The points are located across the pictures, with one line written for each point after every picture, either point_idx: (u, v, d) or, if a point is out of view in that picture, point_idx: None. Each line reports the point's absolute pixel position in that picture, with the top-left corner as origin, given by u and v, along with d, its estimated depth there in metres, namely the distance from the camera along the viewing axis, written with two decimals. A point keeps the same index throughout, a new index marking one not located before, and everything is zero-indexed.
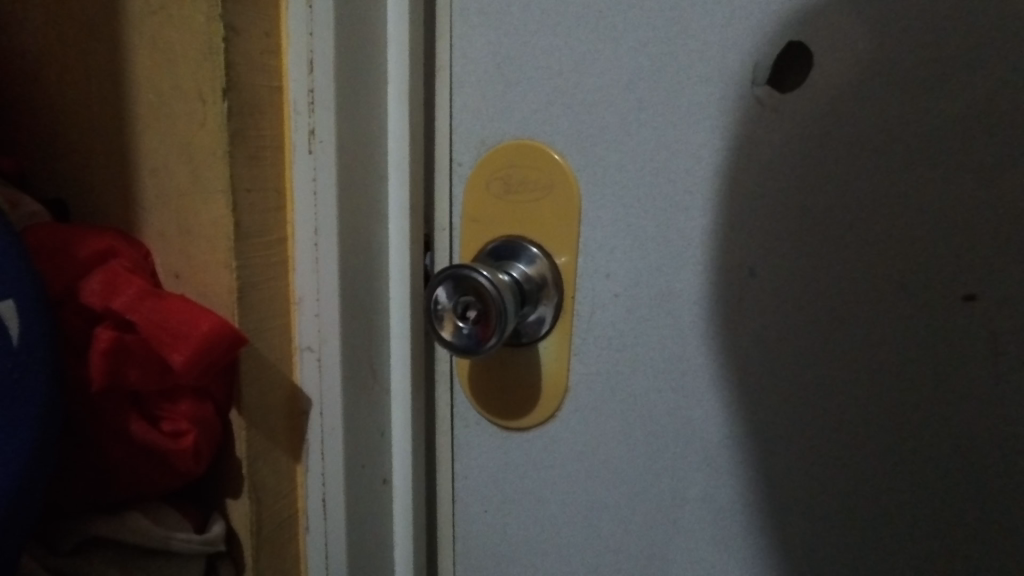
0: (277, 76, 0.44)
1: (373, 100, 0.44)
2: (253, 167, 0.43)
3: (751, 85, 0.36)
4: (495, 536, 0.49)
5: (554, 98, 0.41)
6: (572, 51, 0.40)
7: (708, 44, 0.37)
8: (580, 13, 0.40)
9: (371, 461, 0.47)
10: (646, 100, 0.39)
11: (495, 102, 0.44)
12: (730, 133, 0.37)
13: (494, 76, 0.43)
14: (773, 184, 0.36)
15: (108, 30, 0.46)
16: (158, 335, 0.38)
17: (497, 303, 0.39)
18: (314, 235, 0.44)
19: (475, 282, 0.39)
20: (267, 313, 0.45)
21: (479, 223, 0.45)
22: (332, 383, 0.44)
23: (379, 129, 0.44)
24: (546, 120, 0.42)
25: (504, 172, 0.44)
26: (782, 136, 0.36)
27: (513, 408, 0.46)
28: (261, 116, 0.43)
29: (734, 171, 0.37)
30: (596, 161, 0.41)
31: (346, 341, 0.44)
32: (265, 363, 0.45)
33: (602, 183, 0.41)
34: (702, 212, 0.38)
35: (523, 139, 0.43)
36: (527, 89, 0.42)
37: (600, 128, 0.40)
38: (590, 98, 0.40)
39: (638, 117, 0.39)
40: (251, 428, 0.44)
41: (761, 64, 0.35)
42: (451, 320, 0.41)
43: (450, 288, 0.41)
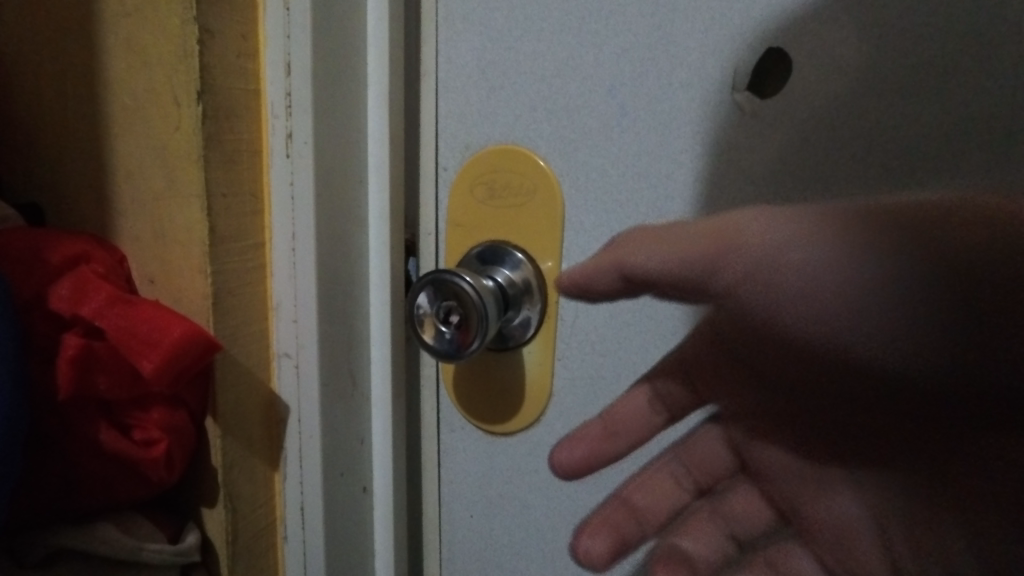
0: (255, 78, 0.43)
1: (352, 104, 0.43)
2: (228, 170, 0.42)
3: (732, 90, 0.36)
4: (480, 541, 0.49)
5: (537, 103, 0.41)
6: (552, 56, 0.40)
7: (689, 49, 0.36)
8: (560, 17, 0.39)
9: (351, 468, 0.46)
10: (626, 105, 0.38)
11: (478, 108, 0.43)
12: (711, 138, 0.36)
13: (478, 80, 0.43)
14: (753, 190, 0.36)
15: (84, 33, 0.45)
16: (128, 342, 0.37)
17: (479, 308, 0.39)
18: (291, 240, 0.43)
19: (457, 288, 0.39)
20: (244, 319, 0.44)
21: (464, 228, 0.45)
22: (310, 390, 0.44)
23: (359, 133, 0.44)
24: (529, 125, 0.41)
25: (487, 178, 0.43)
26: (765, 141, 0.35)
27: (498, 413, 0.45)
28: (237, 119, 0.42)
29: (715, 176, 0.37)
30: (577, 166, 0.40)
31: (325, 346, 0.44)
32: (240, 370, 0.44)
33: (585, 188, 0.41)
34: (683, 217, 0.38)
35: (507, 144, 0.42)
36: (508, 95, 0.42)
37: (581, 132, 0.40)
38: (571, 103, 0.40)
39: (620, 121, 0.39)
40: (226, 436, 0.43)
41: (742, 68, 0.35)
42: (433, 324, 0.41)
43: (432, 291, 0.40)
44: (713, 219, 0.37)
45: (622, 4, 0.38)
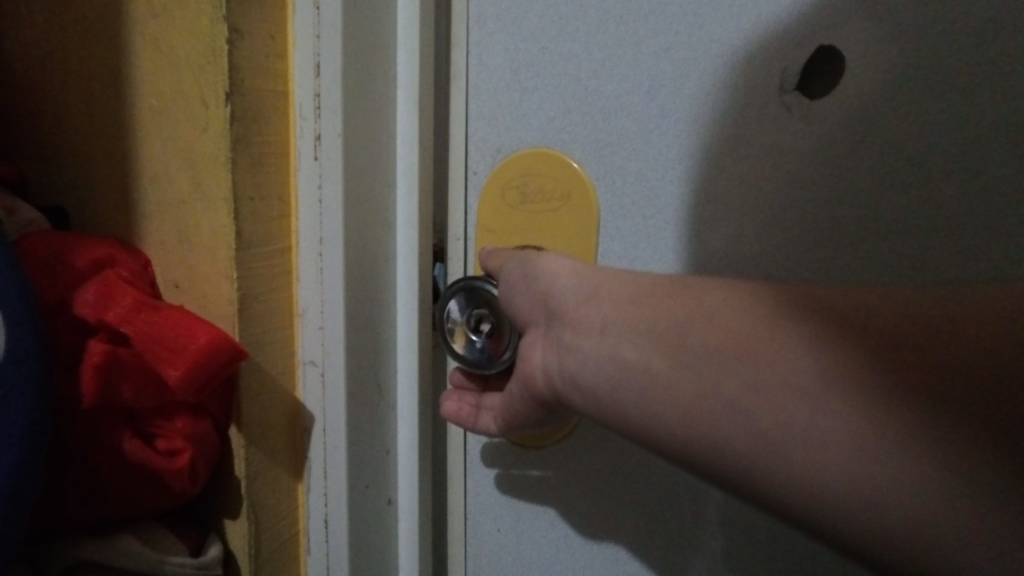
0: (282, 80, 0.42)
1: (381, 107, 0.43)
2: (255, 173, 0.41)
3: (779, 91, 0.34)
4: (508, 557, 0.47)
5: (573, 106, 0.40)
6: (587, 57, 0.39)
7: (735, 48, 0.35)
8: (598, 17, 0.38)
9: (375, 480, 0.46)
10: (667, 107, 0.37)
11: (510, 110, 0.42)
12: (757, 141, 0.35)
13: (510, 82, 0.42)
14: (801, 196, 0.34)
15: (112, 34, 0.45)
16: (153, 349, 0.35)
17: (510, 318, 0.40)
18: (318, 244, 0.42)
19: (489, 294, 0.40)
20: (269, 326, 0.43)
21: (494, 234, 0.43)
22: (336, 399, 0.43)
23: (387, 137, 0.44)
24: (563, 128, 0.40)
25: (518, 180, 0.42)
26: (814, 145, 0.34)
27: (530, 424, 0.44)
28: (265, 120, 0.41)
29: (760, 179, 0.35)
30: (614, 170, 0.39)
31: (350, 354, 0.43)
32: (266, 378, 0.43)
33: (622, 192, 0.39)
34: (724, 224, 0.36)
35: (541, 147, 0.41)
36: (542, 96, 0.41)
37: (620, 135, 0.38)
38: (610, 106, 0.38)
39: (661, 123, 0.37)
40: (250, 445, 0.42)
41: (793, 68, 0.34)
42: (463, 332, 0.41)
43: (462, 297, 0.41)
44: (756, 227, 0.35)
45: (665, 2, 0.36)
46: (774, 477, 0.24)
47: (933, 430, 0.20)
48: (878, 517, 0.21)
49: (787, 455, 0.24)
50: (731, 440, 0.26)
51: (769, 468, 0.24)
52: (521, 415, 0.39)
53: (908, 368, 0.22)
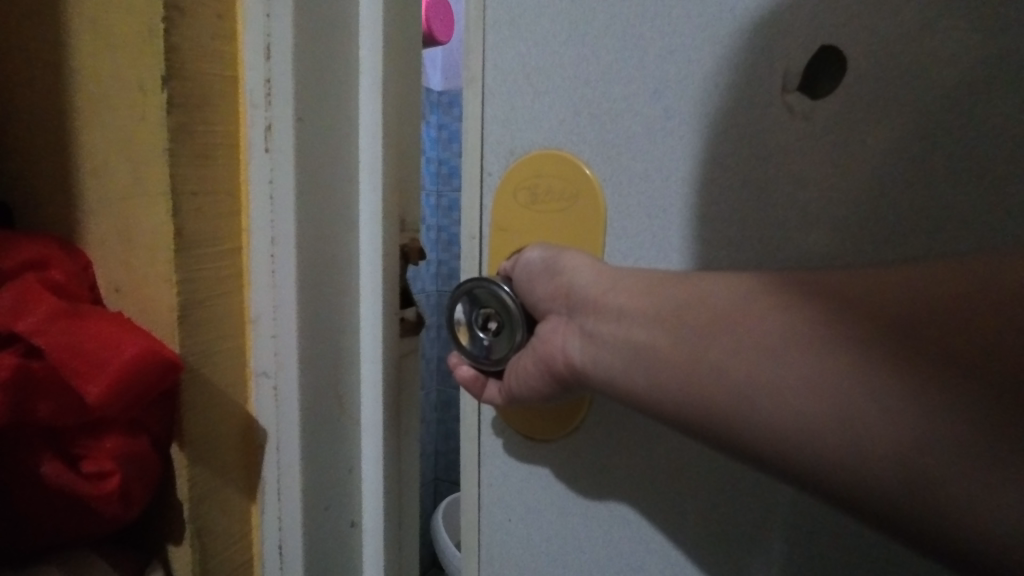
0: (232, 65, 0.38)
1: (341, 95, 0.39)
2: (200, 167, 0.37)
3: (781, 91, 0.30)
4: (522, 550, 0.40)
5: (581, 107, 0.35)
6: (600, 54, 0.34)
7: (736, 29, 0.30)
8: (605, 11, 0.34)
9: (335, 501, 0.42)
10: (671, 104, 0.33)
11: (523, 109, 0.37)
12: (754, 134, 0.31)
13: (521, 85, 0.37)
14: (802, 193, 0.30)
15: (51, 15, 0.41)
16: (71, 364, 0.32)
17: (518, 320, 0.35)
18: (270, 245, 0.38)
19: (497, 293, 0.35)
20: (216, 334, 0.39)
21: (507, 234, 0.39)
22: (290, 414, 0.39)
23: (349, 128, 0.40)
24: (574, 130, 0.36)
25: (534, 180, 0.37)
26: (809, 138, 0.29)
27: (539, 417, 0.38)
28: (211, 109, 0.37)
29: (752, 174, 0.31)
30: (620, 169, 0.35)
31: (304, 366, 0.39)
32: (213, 391, 0.39)
33: (629, 192, 0.34)
34: (718, 224, 0.32)
35: (549, 149, 0.37)
36: (554, 97, 0.36)
37: (625, 133, 0.34)
38: (603, 97, 0.35)
39: (664, 121, 0.33)
40: (194, 465, 0.38)
41: (794, 49, 0.29)
42: (469, 328, 0.37)
43: (472, 292, 0.36)
44: (752, 226, 0.31)
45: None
46: (802, 455, 0.22)
47: (943, 399, 0.19)
48: (893, 483, 0.20)
49: (818, 435, 0.22)
50: (728, 410, 0.24)
51: (795, 444, 0.22)
52: (525, 389, 0.35)
53: (915, 337, 0.20)
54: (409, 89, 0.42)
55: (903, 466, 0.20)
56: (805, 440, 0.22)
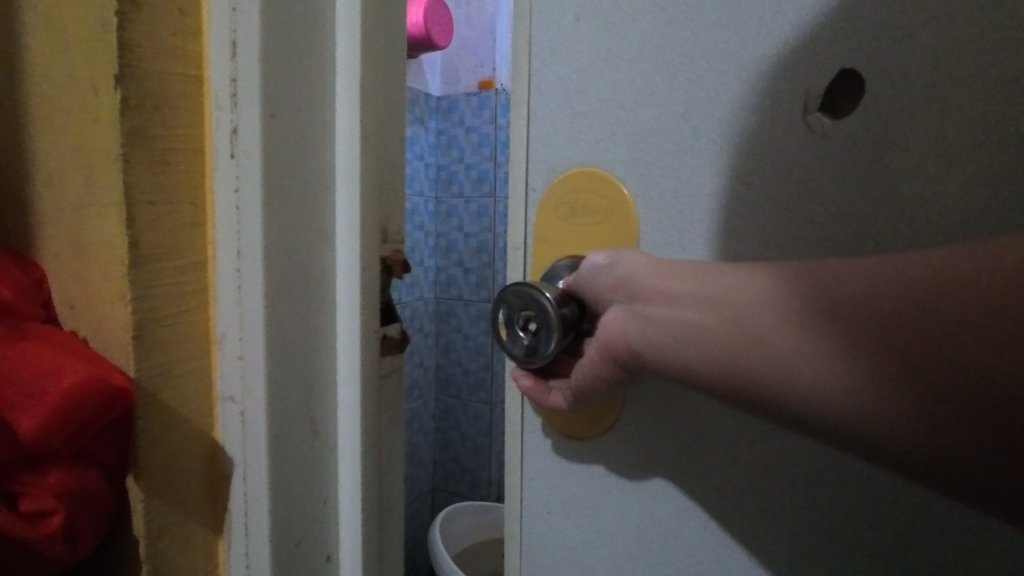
0: (197, 63, 0.35)
1: (315, 95, 0.36)
2: (159, 174, 0.34)
3: (802, 112, 0.27)
4: (574, 547, 0.36)
5: (615, 127, 0.32)
6: (637, 72, 0.31)
7: (760, 31, 0.27)
8: (641, 35, 0.31)
9: (308, 535, 0.39)
10: (699, 124, 0.29)
11: (560, 126, 0.34)
12: (771, 139, 0.28)
13: (561, 103, 0.34)
14: (819, 208, 0.27)
15: (7, 11, 0.38)
16: (8, 394, 0.31)
17: (556, 332, 0.31)
18: (236, 258, 0.35)
19: (537, 303, 0.31)
20: (178, 355, 0.36)
21: (546, 247, 0.36)
22: (257, 441, 0.36)
23: (325, 131, 0.37)
24: (605, 149, 0.32)
25: (586, 195, 0.33)
26: (830, 145, 0.26)
27: (570, 418, 0.35)
28: (172, 110, 0.34)
29: (765, 183, 0.28)
30: (652, 186, 0.31)
31: (272, 390, 0.36)
32: (174, 416, 0.36)
33: (660, 208, 0.31)
34: (731, 238, 0.29)
35: (588, 166, 0.33)
36: (597, 118, 0.33)
37: (655, 153, 0.31)
38: (627, 108, 0.32)
39: (692, 143, 0.30)
40: (151, 498, 0.35)
41: (819, 50, 0.26)
42: (509, 323, 0.34)
43: (512, 294, 0.33)
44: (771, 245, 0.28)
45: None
46: (859, 421, 0.21)
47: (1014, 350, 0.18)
48: (962, 440, 0.19)
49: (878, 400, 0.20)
50: (783, 384, 0.23)
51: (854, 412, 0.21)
52: (590, 385, 0.31)
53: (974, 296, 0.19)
54: (393, 93, 0.39)
55: (973, 422, 0.19)
56: (861, 406, 0.21)
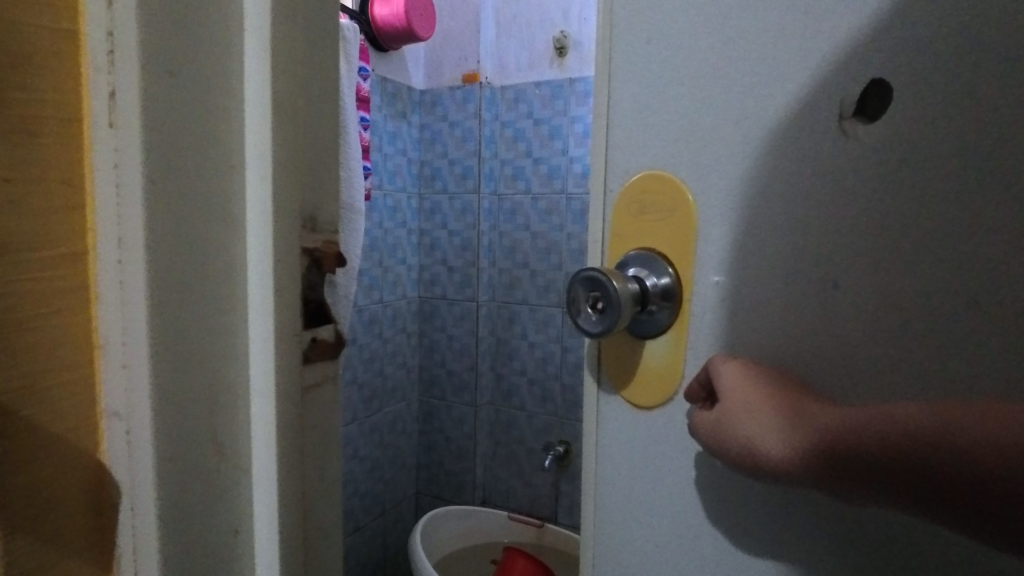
0: (68, 13, 0.30)
1: (218, 57, 0.31)
2: (17, 145, 0.28)
3: (838, 119, 0.35)
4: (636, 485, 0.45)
5: (680, 136, 0.40)
6: (694, 95, 0.39)
7: (791, 56, 0.35)
8: (701, 56, 0.38)
9: (216, 569, 0.34)
10: (748, 133, 0.37)
11: (633, 135, 0.42)
12: (799, 141, 0.36)
13: (638, 117, 0.41)
14: (795, 206, 0.36)
15: None
16: None
17: (618, 311, 0.38)
18: (117, 248, 0.30)
19: (608, 287, 0.38)
20: (53, 362, 0.30)
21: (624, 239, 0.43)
22: (143, 466, 0.30)
23: (229, 101, 0.32)
24: (671, 154, 0.40)
25: (655, 198, 0.41)
26: (813, 155, 0.36)
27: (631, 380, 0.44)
28: (36, 70, 0.29)
29: (762, 180, 0.37)
30: (711, 185, 0.39)
31: (161, 404, 0.30)
32: (42, 436, 0.30)
33: (719, 205, 0.39)
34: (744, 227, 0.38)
35: (656, 169, 0.41)
36: (664, 131, 0.40)
37: (711, 157, 0.39)
38: (691, 122, 0.39)
39: (742, 147, 0.37)
40: (13, 536, 0.29)
41: (817, 84, 0.35)
42: (583, 302, 0.41)
43: (583, 277, 0.40)
44: (765, 239, 0.37)
45: (758, 30, 0.36)
46: None
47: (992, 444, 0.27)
48: None
49: None
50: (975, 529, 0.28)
51: None
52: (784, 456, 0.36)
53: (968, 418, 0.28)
54: (314, 57, 0.34)
55: None
56: None
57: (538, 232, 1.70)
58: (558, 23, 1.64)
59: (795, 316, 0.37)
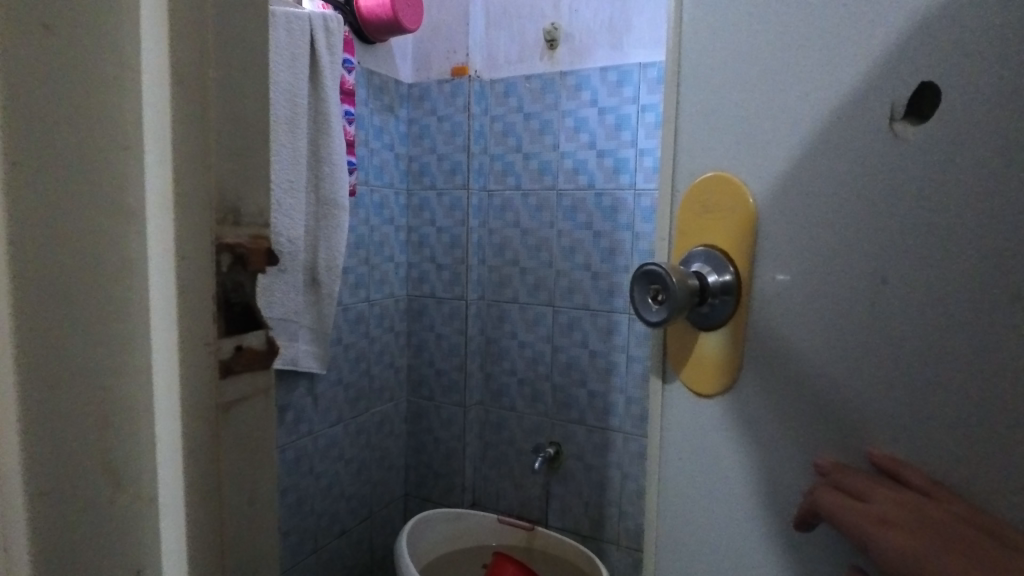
0: None
1: (110, 25, 0.27)
2: None
3: (888, 121, 0.35)
4: (700, 486, 0.44)
5: (741, 137, 0.40)
6: (757, 98, 0.39)
7: (855, 52, 0.36)
8: (765, 52, 0.39)
9: None
10: (806, 133, 0.37)
11: (698, 138, 0.41)
12: (855, 139, 0.36)
13: (702, 116, 0.41)
14: (855, 201, 0.36)
15: None
16: None
17: (677, 305, 0.38)
18: None
19: (669, 282, 0.38)
20: None
21: (686, 237, 0.43)
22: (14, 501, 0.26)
23: (121, 74, 0.27)
24: (730, 154, 0.40)
25: (716, 196, 0.41)
26: (866, 152, 0.36)
27: (693, 376, 0.43)
28: None
29: (820, 178, 0.37)
30: (776, 185, 0.39)
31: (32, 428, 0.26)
32: None
33: (786, 205, 0.39)
34: (796, 229, 0.39)
35: (722, 172, 0.41)
36: (726, 133, 0.40)
37: (772, 157, 0.39)
38: (752, 122, 0.39)
39: (800, 148, 0.38)
40: None
41: (871, 87, 0.35)
42: (643, 293, 0.41)
43: (644, 271, 0.40)
44: (825, 236, 0.37)
45: (814, 36, 0.37)
46: None
47: None
48: None
49: None
50: None
51: None
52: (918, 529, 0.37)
53: None
54: (235, 29, 0.29)
55: None
56: None
57: (528, 230, 1.65)
58: (549, 15, 1.59)
59: (858, 314, 0.37)
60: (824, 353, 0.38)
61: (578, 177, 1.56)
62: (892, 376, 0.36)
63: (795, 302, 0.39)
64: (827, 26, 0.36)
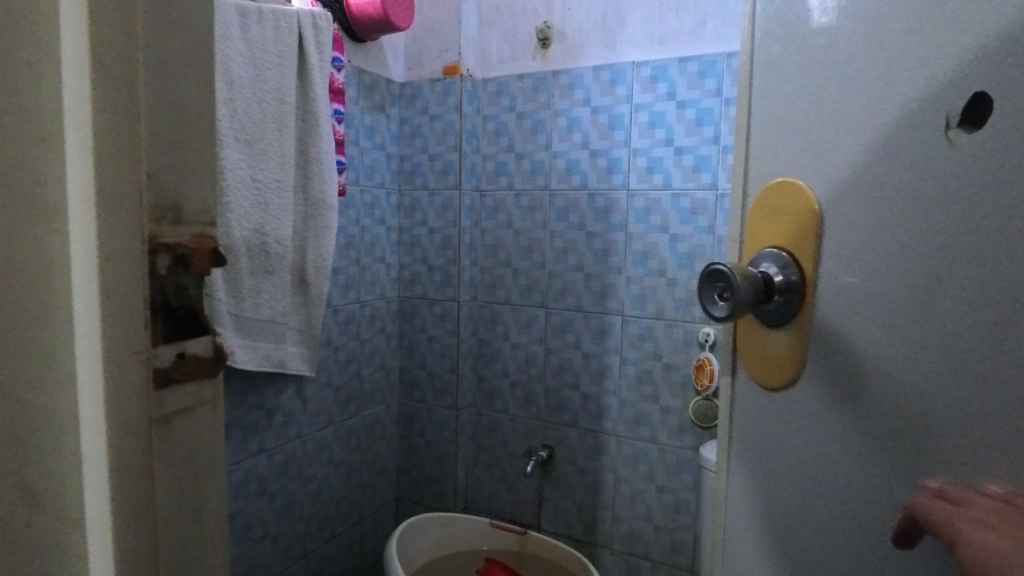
0: None
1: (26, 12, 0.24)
2: None
3: (944, 128, 0.36)
4: (762, 474, 0.48)
5: (809, 142, 0.42)
6: (826, 107, 0.41)
7: (914, 60, 0.37)
8: (828, 63, 0.41)
9: None
10: (868, 142, 0.39)
11: (772, 144, 0.45)
12: (908, 145, 0.38)
13: (775, 125, 0.44)
14: (908, 205, 0.38)
15: None
16: None
17: (743, 299, 0.41)
18: None
19: (733, 278, 0.41)
20: None
21: (755, 239, 0.46)
22: None
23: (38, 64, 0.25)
24: (796, 160, 0.43)
25: (781, 199, 0.44)
26: (921, 156, 0.37)
27: (758, 368, 0.47)
28: None
29: (879, 182, 0.39)
30: (839, 188, 0.41)
31: None
32: None
33: (844, 207, 0.41)
34: (857, 230, 0.40)
35: (790, 177, 0.44)
36: (795, 140, 0.43)
37: (836, 162, 0.41)
38: (818, 130, 0.42)
39: (862, 153, 0.40)
40: None
41: (931, 95, 0.36)
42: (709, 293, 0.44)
43: (708, 271, 0.43)
44: (890, 237, 0.39)
45: (877, 46, 0.39)
46: None
47: None
48: None
49: None
50: None
51: None
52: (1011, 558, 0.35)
53: None
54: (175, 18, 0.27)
55: None
56: None
57: (521, 231, 1.63)
58: (542, 14, 1.57)
59: (912, 315, 0.38)
60: (876, 349, 0.40)
61: (571, 177, 1.54)
62: (955, 377, 0.36)
63: (857, 300, 0.41)
64: (891, 36, 0.38)
